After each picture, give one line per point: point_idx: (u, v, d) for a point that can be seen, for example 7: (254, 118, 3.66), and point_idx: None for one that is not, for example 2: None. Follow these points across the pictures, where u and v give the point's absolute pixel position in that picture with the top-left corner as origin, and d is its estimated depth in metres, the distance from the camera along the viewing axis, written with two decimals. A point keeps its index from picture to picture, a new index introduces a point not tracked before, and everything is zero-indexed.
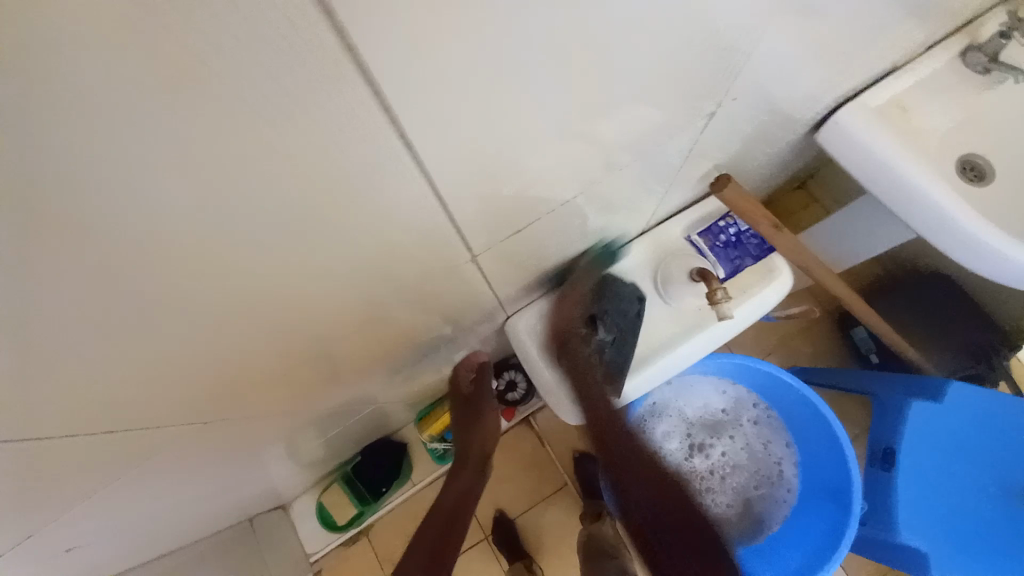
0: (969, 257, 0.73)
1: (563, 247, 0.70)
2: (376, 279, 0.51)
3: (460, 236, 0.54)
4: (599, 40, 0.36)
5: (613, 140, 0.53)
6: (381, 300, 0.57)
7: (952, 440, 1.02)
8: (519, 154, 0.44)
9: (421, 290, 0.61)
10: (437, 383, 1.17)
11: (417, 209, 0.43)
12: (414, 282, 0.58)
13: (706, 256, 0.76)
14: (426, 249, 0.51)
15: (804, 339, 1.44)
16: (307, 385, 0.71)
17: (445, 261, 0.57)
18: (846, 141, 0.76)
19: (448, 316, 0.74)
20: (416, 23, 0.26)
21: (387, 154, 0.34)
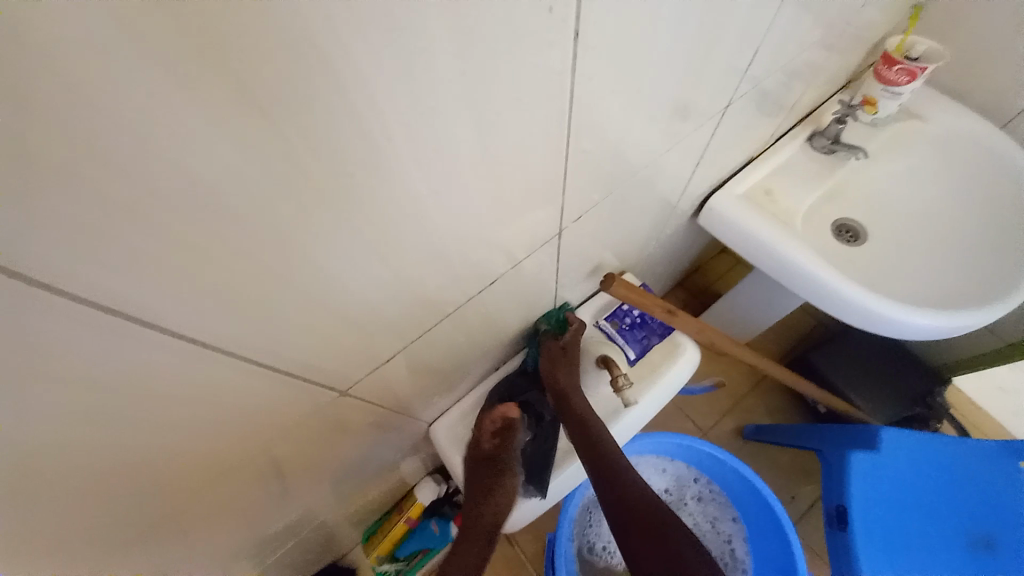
0: (853, 315, 0.78)
1: (468, 350, 0.72)
2: (259, 420, 0.51)
3: (346, 365, 0.54)
4: (416, 192, 0.40)
5: (482, 258, 0.56)
6: (270, 438, 0.57)
7: (898, 489, 1.03)
8: (375, 286, 0.46)
9: (320, 420, 0.60)
10: (382, 493, 1.11)
11: (269, 354, 0.44)
12: (306, 415, 0.57)
13: (615, 340, 0.78)
14: (304, 385, 0.52)
15: (755, 397, 1.46)
16: (210, 529, 0.67)
17: (340, 387, 0.57)
18: (721, 223, 0.84)
19: (365, 434, 0.73)
20: (183, 221, 0.29)
21: (205, 319, 0.36)
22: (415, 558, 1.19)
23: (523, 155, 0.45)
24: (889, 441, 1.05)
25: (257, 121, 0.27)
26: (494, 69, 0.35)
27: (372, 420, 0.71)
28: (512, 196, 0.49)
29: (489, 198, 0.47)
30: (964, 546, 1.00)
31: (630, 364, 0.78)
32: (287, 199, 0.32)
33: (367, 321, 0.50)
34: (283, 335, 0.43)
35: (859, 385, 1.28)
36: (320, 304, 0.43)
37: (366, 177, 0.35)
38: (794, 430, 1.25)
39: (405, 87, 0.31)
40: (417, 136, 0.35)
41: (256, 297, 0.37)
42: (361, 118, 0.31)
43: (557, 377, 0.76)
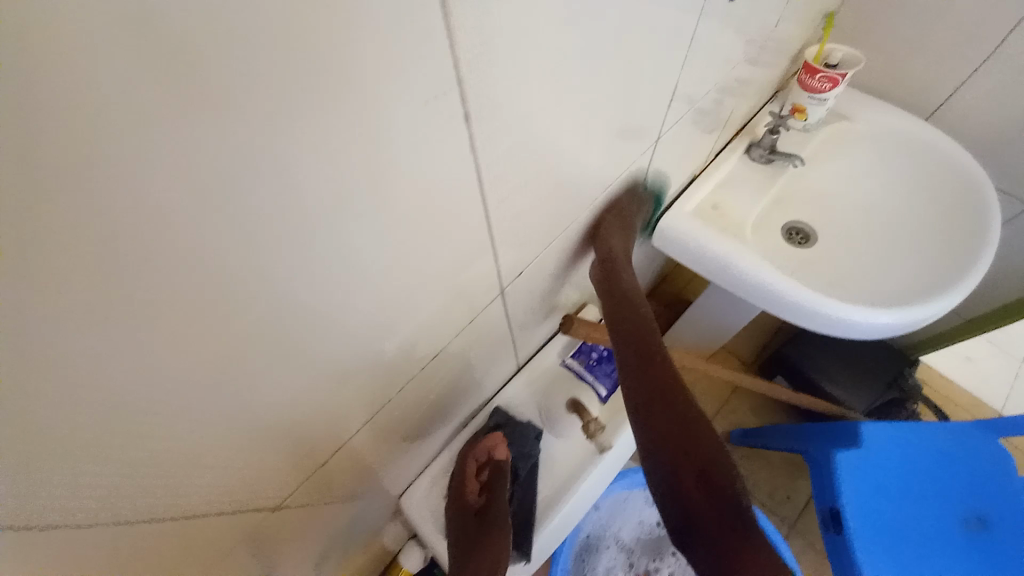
0: (818, 322, 0.77)
1: (431, 414, 0.67)
2: (198, 544, 0.45)
3: (293, 466, 0.49)
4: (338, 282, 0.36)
5: (429, 322, 0.52)
6: (215, 556, 0.50)
7: (887, 483, 1.03)
8: (309, 380, 0.42)
9: (272, 523, 0.54)
10: (365, 566, 1.03)
11: (193, 478, 0.38)
12: (253, 523, 0.51)
13: (584, 378, 0.75)
14: (244, 497, 0.46)
15: (737, 402, 1.45)
16: None
17: (291, 488, 0.52)
18: (676, 244, 0.84)
19: (332, 521, 0.67)
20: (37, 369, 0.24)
21: (98, 464, 0.30)
22: None
23: (452, 223, 0.42)
24: (871, 434, 1.06)
25: (110, 261, 0.23)
26: (399, 150, 0.32)
27: (338, 506, 0.65)
28: (449, 263, 0.46)
29: (424, 272, 0.44)
30: (961, 532, 1.00)
31: (603, 400, 0.74)
32: (171, 330, 0.28)
33: (307, 416, 0.46)
34: (207, 458, 0.38)
35: (833, 378, 1.29)
36: (244, 420, 0.38)
37: (268, 287, 0.31)
38: (776, 432, 1.24)
39: (294, 189, 0.28)
40: (321, 234, 0.32)
41: (157, 433, 0.32)
42: (245, 227, 0.27)
43: (528, 426, 0.72)
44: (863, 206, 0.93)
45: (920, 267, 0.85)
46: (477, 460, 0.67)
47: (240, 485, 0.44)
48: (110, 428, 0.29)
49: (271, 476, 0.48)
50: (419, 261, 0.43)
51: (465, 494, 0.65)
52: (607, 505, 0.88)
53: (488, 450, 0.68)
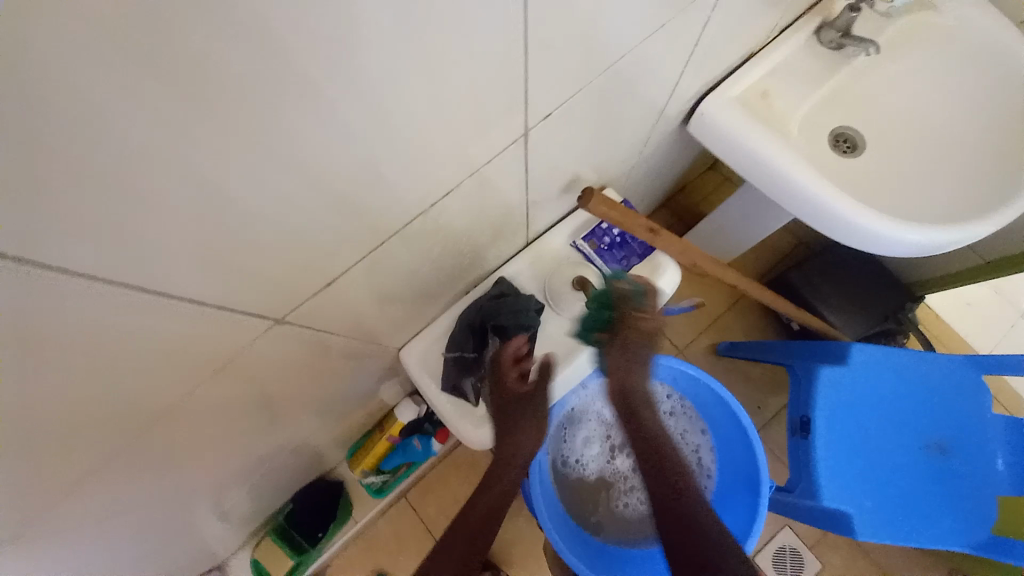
0: (842, 232, 0.74)
1: (433, 275, 0.66)
2: (199, 347, 0.45)
3: (292, 287, 0.48)
4: (330, 65, 0.32)
5: (436, 164, 0.48)
6: (221, 373, 0.52)
7: (860, 401, 1.09)
8: (305, 194, 0.40)
9: (276, 351, 0.56)
10: (362, 416, 1.12)
11: (181, 277, 0.38)
12: (257, 347, 0.52)
13: (592, 261, 0.74)
14: (245, 315, 0.47)
15: (732, 316, 1.47)
16: (186, 461, 0.65)
17: (289, 311, 0.51)
18: (712, 132, 0.77)
19: (333, 365, 0.70)
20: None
21: (76, 229, 0.29)
22: (400, 471, 1.24)
23: (470, 15, 0.36)
24: (858, 355, 1.09)
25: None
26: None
27: (339, 353, 0.67)
28: (460, 76, 0.41)
29: (430, 80, 0.39)
30: (920, 451, 1.08)
31: (608, 285, 0.74)
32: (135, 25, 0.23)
33: (304, 234, 0.43)
34: (198, 241, 0.36)
35: (835, 304, 1.28)
36: (230, 203, 0.35)
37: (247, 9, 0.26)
38: (764, 346, 1.27)
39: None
40: None
41: (133, 182, 0.29)
42: None
43: (530, 301, 0.71)
44: (920, 115, 0.84)
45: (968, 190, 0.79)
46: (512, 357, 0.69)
47: (235, 301, 0.44)
48: (73, 153, 0.26)
49: (273, 300, 0.48)
50: (429, 64, 0.37)
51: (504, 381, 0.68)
52: (599, 386, 0.99)
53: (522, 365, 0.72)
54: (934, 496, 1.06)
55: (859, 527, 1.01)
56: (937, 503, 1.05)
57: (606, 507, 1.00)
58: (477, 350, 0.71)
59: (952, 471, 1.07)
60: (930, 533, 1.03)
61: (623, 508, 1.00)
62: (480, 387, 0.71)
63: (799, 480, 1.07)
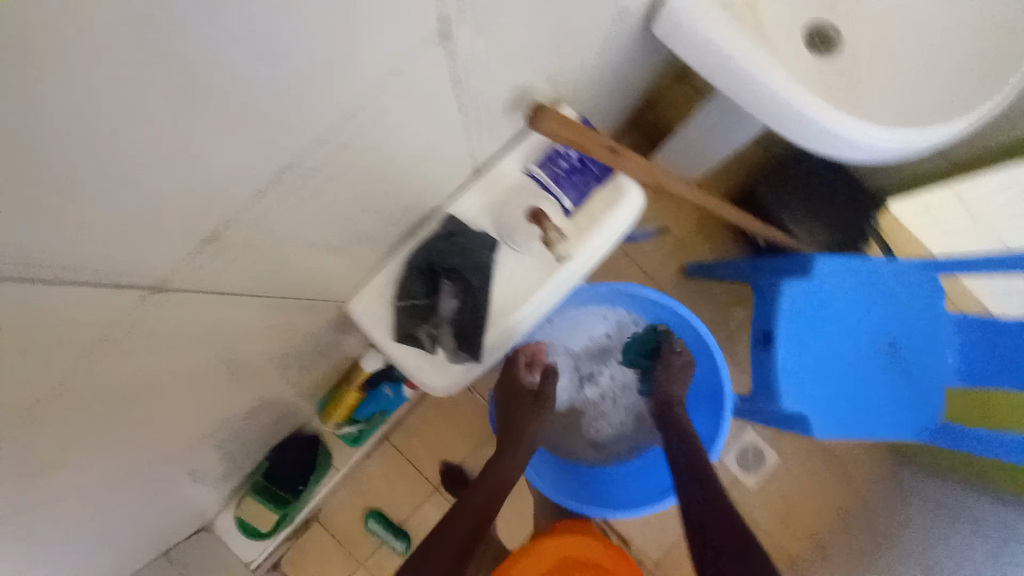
0: (813, 139, 0.69)
1: (373, 219, 0.59)
2: (83, 334, 0.37)
3: (187, 251, 0.39)
4: None
5: (354, 88, 0.39)
6: (135, 354, 0.45)
7: (822, 311, 1.11)
8: (178, 135, 0.31)
9: (199, 322, 0.49)
10: (327, 370, 1.08)
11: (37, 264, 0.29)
12: (171, 321, 0.45)
13: (549, 190, 0.67)
14: (145, 291, 0.39)
15: (699, 237, 1.44)
16: (129, 445, 0.59)
17: (192, 280, 0.43)
18: (678, 29, 0.68)
19: (275, 327, 0.63)
20: None
21: None
22: (375, 419, 1.23)
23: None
24: (822, 267, 1.09)
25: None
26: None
27: (280, 314, 0.60)
28: None
29: None
30: (874, 355, 1.12)
31: (568, 215, 0.68)
32: None
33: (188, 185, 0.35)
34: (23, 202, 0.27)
35: (801, 217, 1.27)
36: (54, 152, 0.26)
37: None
38: (731, 265, 1.26)
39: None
40: None
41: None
42: None
43: (482, 237, 0.66)
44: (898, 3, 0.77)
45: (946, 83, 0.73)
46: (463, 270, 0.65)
47: (125, 277, 0.36)
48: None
49: (178, 268, 0.40)
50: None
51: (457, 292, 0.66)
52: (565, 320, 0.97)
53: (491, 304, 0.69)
54: (886, 394, 1.12)
55: (817, 429, 1.07)
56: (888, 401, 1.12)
57: (578, 436, 1.03)
58: (429, 295, 0.66)
59: (903, 370, 1.13)
60: (880, 428, 1.10)
61: (594, 434, 1.03)
62: (436, 333, 0.67)
63: (761, 388, 1.10)
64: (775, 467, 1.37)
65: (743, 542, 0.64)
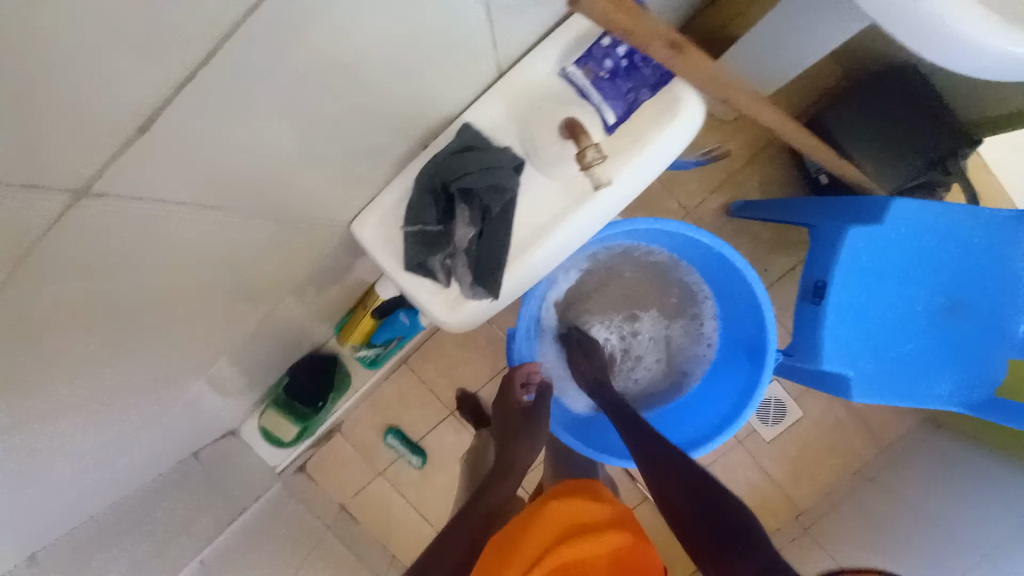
0: (930, 42, 0.54)
1: (375, 121, 0.49)
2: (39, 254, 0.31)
3: (132, 152, 0.31)
4: None
5: None
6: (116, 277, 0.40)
7: (884, 263, 0.98)
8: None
9: (189, 242, 0.43)
10: (342, 293, 1.04)
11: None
12: (152, 240, 0.39)
13: (587, 98, 0.55)
14: (106, 206, 0.33)
15: (750, 171, 1.28)
16: (143, 364, 0.57)
17: (151, 189, 0.35)
18: None
19: (278, 249, 0.57)
20: None
21: None
22: (392, 345, 1.21)
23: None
24: (895, 212, 0.95)
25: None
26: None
27: (279, 233, 0.54)
28: None
29: None
30: (929, 311, 1.01)
31: (608, 130, 0.57)
32: None
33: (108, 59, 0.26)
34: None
35: (877, 151, 1.10)
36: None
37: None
38: (784, 204, 1.12)
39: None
40: None
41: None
42: None
43: (504, 155, 0.56)
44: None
45: None
46: (462, 204, 0.56)
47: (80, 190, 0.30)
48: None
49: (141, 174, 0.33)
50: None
51: (459, 234, 0.58)
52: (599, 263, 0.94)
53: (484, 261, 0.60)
54: (941, 355, 1.02)
55: (858, 390, 0.99)
56: (943, 363, 1.02)
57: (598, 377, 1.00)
58: (443, 220, 0.58)
59: (965, 331, 1.02)
60: (931, 392, 1.00)
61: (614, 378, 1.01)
62: (451, 265, 0.60)
63: (801, 345, 1.02)
64: (797, 421, 1.33)
65: (734, 518, 0.58)
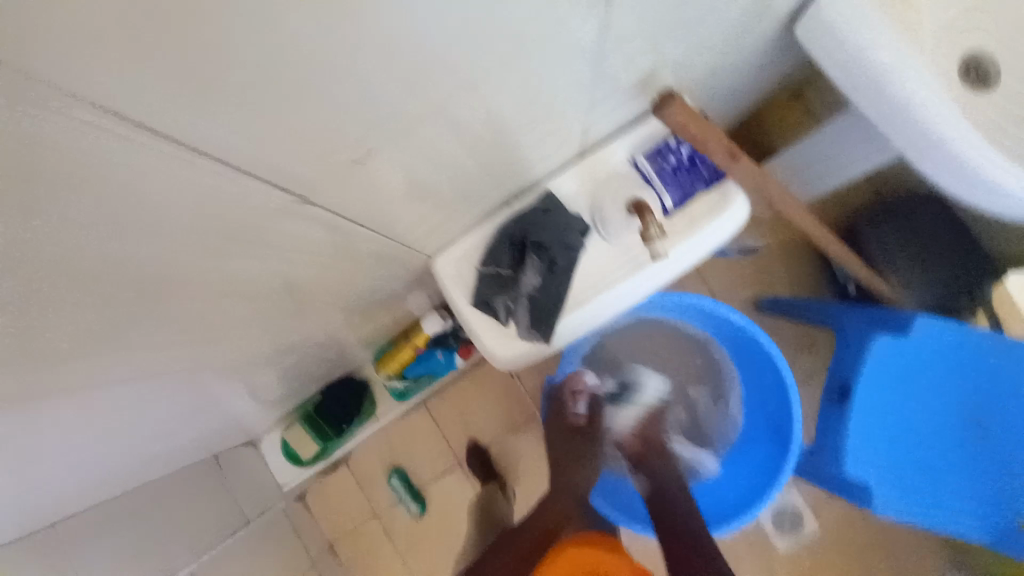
0: (948, 176, 0.64)
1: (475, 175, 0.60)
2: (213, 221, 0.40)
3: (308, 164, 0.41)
4: None
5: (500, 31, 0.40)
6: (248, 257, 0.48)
7: (908, 377, 1.02)
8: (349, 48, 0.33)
9: (308, 242, 0.52)
10: (389, 322, 1.12)
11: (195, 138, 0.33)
12: (286, 234, 0.48)
13: (651, 183, 0.65)
14: (268, 196, 0.42)
15: (782, 269, 1.36)
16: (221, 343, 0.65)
17: (301, 193, 0.45)
18: (822, 35, 0.64)
19: (364, 265, 0.66)
20: None
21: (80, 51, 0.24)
22: (422, 380, 1.27)
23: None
24: (919, 329, 1.00)
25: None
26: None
27: (370, 251, 0.63)
28: None
29: None
30: (962, 435, 1.01)
31: (666, 212, 0.66)
32: None
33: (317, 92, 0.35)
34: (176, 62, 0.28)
35: (904, 269, 1.17)
36: (222, 7, 0.26)
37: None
38: (812, 305, 1.19)
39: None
40: None
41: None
42: None
43: (575, 220, 0.66)
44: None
45: None
46: (535, 255, 0.66)
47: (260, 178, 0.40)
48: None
49: (302, 179, 0.43)
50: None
51: (526, 281, 0.67)
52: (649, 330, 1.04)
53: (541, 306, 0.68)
54: (971, 479, 1.00)
55: (878, 501, 0.99)
56: (973, 487, 0.99)
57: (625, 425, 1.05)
58: (514, 267, 0.67)
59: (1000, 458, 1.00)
60: (958, 517, 0.98)
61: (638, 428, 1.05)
62: (512, 306, 0.68)
63: (823, 446, 1.05)
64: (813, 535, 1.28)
65: None
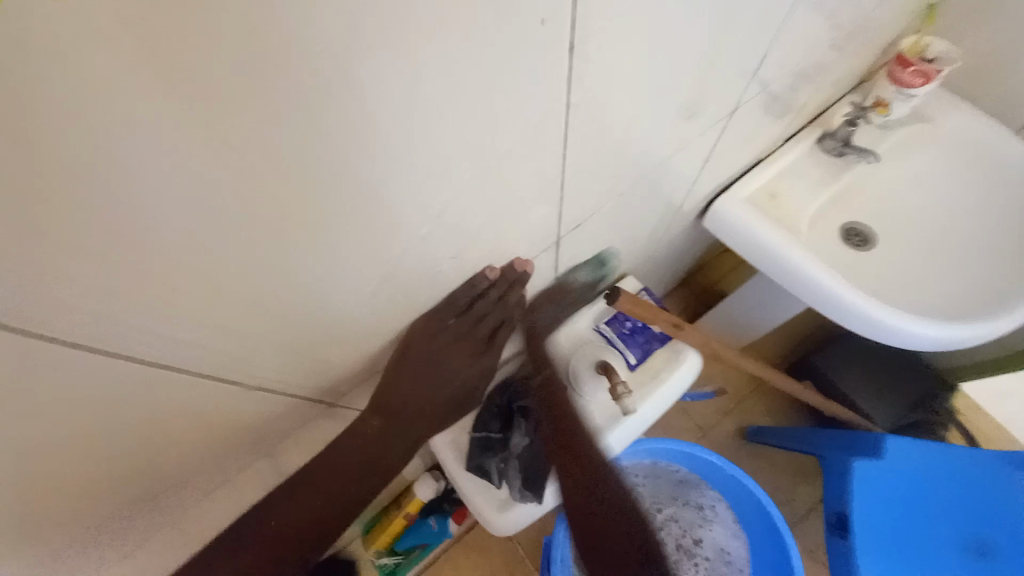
0: (859, 325, 0.76)
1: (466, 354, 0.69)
2: (232, 414, 0.47)
3: (318, 364, 0.49)
4: (400, 193, 0.36)
5: (486, 257, 0.53)
6: (256, 434, 0.53)
7: (902, 501, 1.02)
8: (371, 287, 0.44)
9: (310, 421, 0.58)
10: (381, 491, 1.09)
11: (237, 357, 0.41)
12: (293, 414, 0.55)
13: (615, 345, 0.77)
14: (283, 388, 0.50)
15: (755, 400, 1.44)
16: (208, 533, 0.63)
17: (312, 382, 0.52)
18: (723, 226, 0.84)
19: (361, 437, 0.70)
20: (145, 193, 0.25)
21: (160, 314, 0.32)
22: (412, 554, 1.19)
23: (536, 144, 0.41)
24: (893, 449, 1.04)
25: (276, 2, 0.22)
26: (506, 44, 0.31)
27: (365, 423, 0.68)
28: (511, 200, 0.46)
29: (485, 207, 0.44)
30: (972, 559, 0.99)
31: (631, 368, 0.77)
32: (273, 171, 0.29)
33: (369, 313, 0.48)
34: (265, 316, 0.39)
35: (868, 389, 1.26)
36: (281, 281, 0.36)
37: (343, 124, 0.29)
38: (796, 435, 1.23)
39: (434, 27, 0.27)
40: (409, 122, 0.32)
41: (240, 262, 0.32)
42: (336, 108, 0.28)
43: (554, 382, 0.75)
44: (940, 199, 0.89)
45: (972, 277, 0.82)
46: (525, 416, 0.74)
47: (274, 375, 0.47)
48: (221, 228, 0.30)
49: (313, 372, 0.51)
50: (490, 186, 0.42)
51: (515, 442, 0.73)
52: (649, 468, 1.00)
53: (535, 465, 0.72)
54: None
55: None
56: None
57: None
58: (503, 429, 0.73)
59: None
60: None
61: None
62: (503, 467, 0.72)
63: None
64: None
65: None
